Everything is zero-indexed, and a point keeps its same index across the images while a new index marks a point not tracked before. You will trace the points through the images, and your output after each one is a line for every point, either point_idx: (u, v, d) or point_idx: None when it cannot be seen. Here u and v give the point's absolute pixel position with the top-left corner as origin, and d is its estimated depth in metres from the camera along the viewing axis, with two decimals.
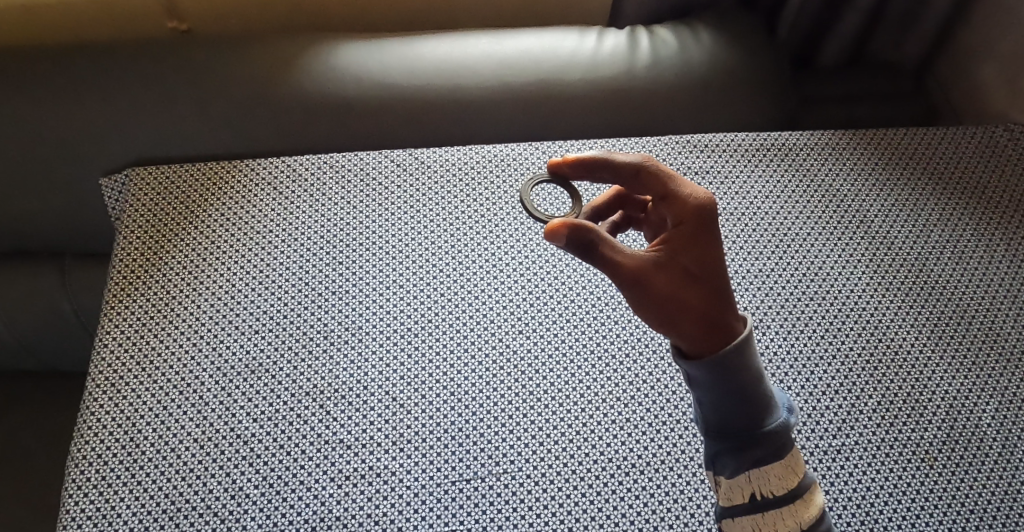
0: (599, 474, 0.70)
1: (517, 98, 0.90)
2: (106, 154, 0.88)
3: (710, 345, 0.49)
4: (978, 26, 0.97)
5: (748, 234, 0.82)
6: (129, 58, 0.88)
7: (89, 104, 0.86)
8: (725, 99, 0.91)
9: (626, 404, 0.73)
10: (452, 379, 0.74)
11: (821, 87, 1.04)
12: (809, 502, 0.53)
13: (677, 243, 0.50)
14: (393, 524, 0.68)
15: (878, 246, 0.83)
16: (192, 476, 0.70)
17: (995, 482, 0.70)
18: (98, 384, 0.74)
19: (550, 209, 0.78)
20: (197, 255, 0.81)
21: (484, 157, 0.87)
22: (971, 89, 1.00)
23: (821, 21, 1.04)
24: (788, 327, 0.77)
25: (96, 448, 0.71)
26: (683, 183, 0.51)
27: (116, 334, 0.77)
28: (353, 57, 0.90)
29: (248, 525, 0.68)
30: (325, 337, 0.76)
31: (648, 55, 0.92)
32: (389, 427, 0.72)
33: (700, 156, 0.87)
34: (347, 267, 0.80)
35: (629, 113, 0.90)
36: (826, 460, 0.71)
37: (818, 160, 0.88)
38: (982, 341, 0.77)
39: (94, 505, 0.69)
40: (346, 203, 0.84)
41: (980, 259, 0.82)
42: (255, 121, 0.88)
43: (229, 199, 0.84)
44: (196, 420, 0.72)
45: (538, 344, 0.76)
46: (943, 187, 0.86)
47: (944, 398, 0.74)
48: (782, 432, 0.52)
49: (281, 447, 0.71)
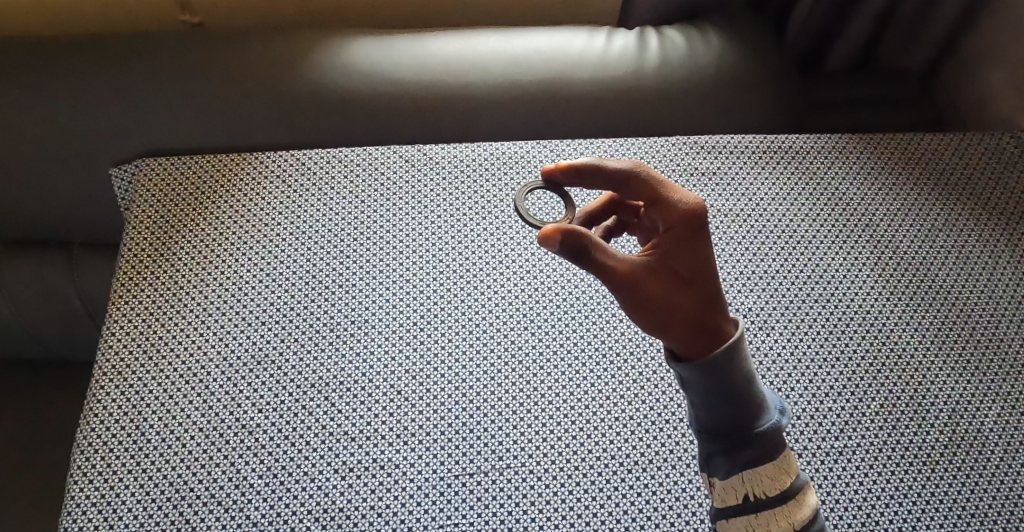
0: (600, 471, 0.70)
1: (525, 96, 0.90)
2: (119, 144, 0.89)
3: (699, 347, 0.50)
4: (988, 30, 0.97)
5: (752, 236, 0.83)
6: (141, 50, 0.89)
7: (101, 94, 0.87)
8: (733, 99, 0.91)
9: (628, 402, 0.74)
10: (454, 373, 0.75)
11: (830, 90, 1.04)
12: (801, 503, 0.53)
13: (667, 248, 0.50)
14: (396, 517, 0.69)
15: (883, 250, 0.83)
16: (198, 465, 0.71)
17: (996, 486, 0.71)
18: (105, 373, 0.75)
19: (539, 216, 0.79)
20: (207, 246, 0.82)
21: (491, 154, 0.88)
22: (979, 93, 0.99)
23: (831, 25, 1.04)
24: (791, 329, 0.77)
25: (102, 435, 0.72)
26: (673, 188, 0.52)
27: (123, 323, 0.78)
28: (363, 52, 0.91)
29: (251, 515, 0.69)
30: (330, 330, 0.77)
31: (657, 55, 0.92)
32: (393, 420, 0.73)
33: (706, 158, 0.87)
34: (352, 261, 0.81)
35: (637, 112, 0.90)
36: (826, 461, 0.71)
37: (825, 162, 0.88)
38: (985, 346, 0.77)
39: (100, 491, 0.70)
40: (353, 196, 0.84)
41: (986, 264, 0.82)
42: (265, 113, 0.88)
43: (240, 190, 0.85)
44: (202, 411, 0.73)
45: (541, 339, 0.77)
46: (948, 192, 0.86)
47: (945, 403, 0.74)
48: (774, 433, 0.52)
49: (286, 438, 0.72)
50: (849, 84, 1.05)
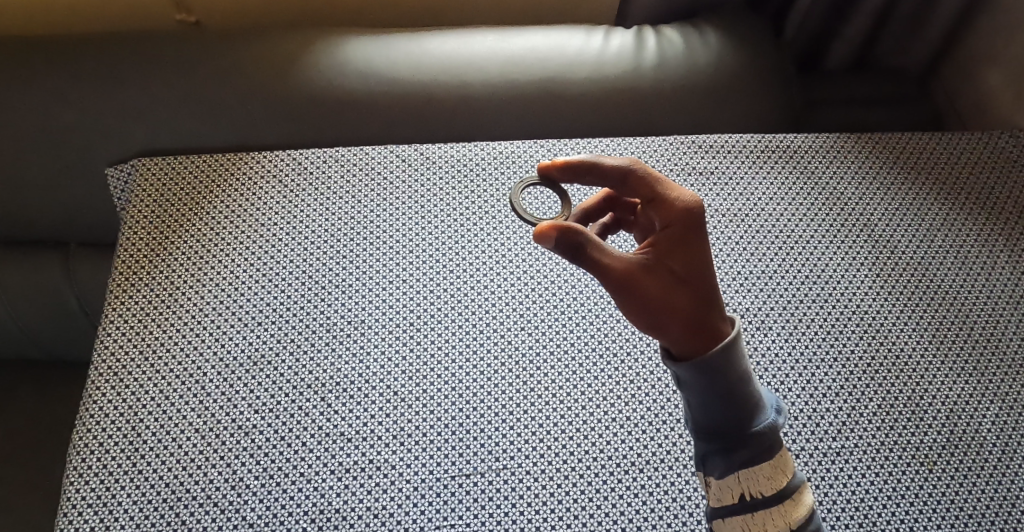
0: (598, 471, 0.70)
1: (523, 95, 0.90)
2: (116, 143, 0.89)
3: (696, 346, 0.50)
4: (986, 29, 0.97)
5: (750, 235, 0.82)
6: (138, 50, 0.89)
7: (98, 94, 0.87)
8: (731, 99, 0.91)
9: (626, 402, 0.73)
10: (451, 374, 0.75)
11: (828, 89, 1.04)
12: (798, 502, 0.53)
13: (664, 246, 0.50)
14: (392, 518, 0.68)
15: (881, 250, 0.82)
16: (194, 465, 0.71)
17: (994, 486, 0.70)
18: (101, 373, 0.75)
19: (539, 211, 0.79)
20: (203, 246, 0.81)
21: (488, 153, 0.87)
22: (978, 93, 0.99)
23: (829, 24, 1.04)
24: (789, 329, 0.77)
25: (98, 436, 0.72)
26: (670, 186, 0.52)
27: (119, 323, 0.78)
28: (360, 51, 0.91)
29: (247, 516, 0.69)
30: (327, 330, 0.77)
31: (655, 54, 0.92)
32: (389, 421, 0.72)
33: (704, 157, 0.87)
34: (349, 261, 0.81)
35: (635, 112, 0.90)
36: (825, 461, 0.71)
37: (824, 162, 0.88)
38: (983, 346, 0.77)
39: (95, 492, 0.70)
40: (350, 196, 0.84)
41: (984, 264, 0.82)
42: (262, 113, 0.88)
43: (236, 191, 0.84)
44: (198, 411, 0.73)
45: (539, 339, 0.77)
46: (947, 191, 0.86)
47: (943, 402, 0.74)
48: (770, 433, 0.52)
49: (282, 439, 0.72)
50: (847, 83, 1.05)
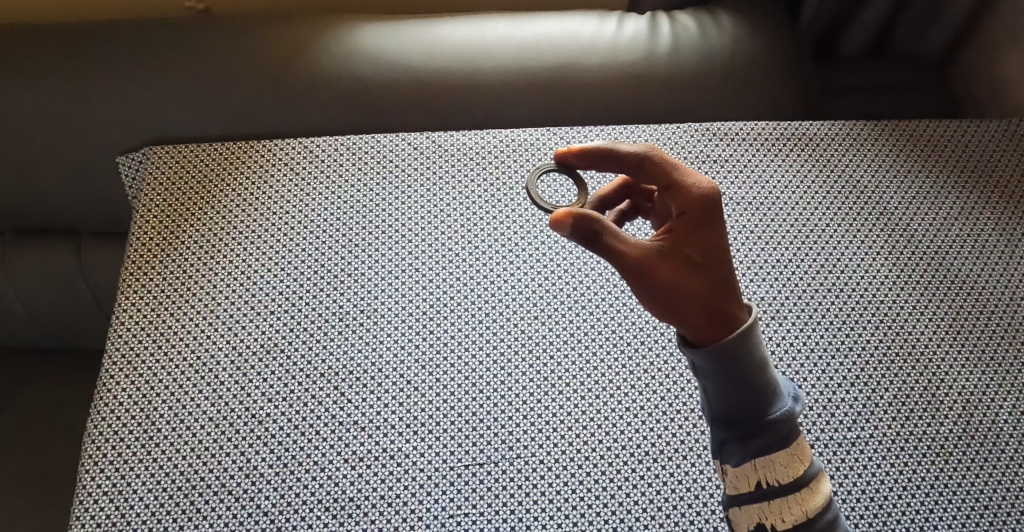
0: (612, 461, 0.70)
1: (535, 82, 0.89)
2: (130, 130, 0.89)
3: (712, 335, 0.50)
4: (1006, 16, 0.95)
5: (764, 223, 0.81)
6: (148, 39, 0.89)
7: (111, 82, 0.87)
8: (746, 87, 0.90)
9: (640, 391, 0.73)
10: (464, 363, 0.74)
11: (843, 77, 1.02)
12: (814, 491, 0.52)
13: (681, 233, 0.50)
14: (406, 507, 0.68)
15: (897, 238, 0.81)
16: (209, 453, 0.71)
17: (1010, 479, 0.70)
18: (114, 361, 0.75)
19: (552, 199, 0.78)
20: (214, 236, 0.81)
21: (502, 142, 0.87)
22: (996, 81, 0.98)
23: (845, 11, 1.03)
24: (805, 318, 0.76)
25: (112, 424, 0.73)
26: (688, 172, 0.51)
27: (133, 312, 0.78)
28: (371, 39, 0.90)
29: (262, 504, 0.69)
30: (339, 319, 0.77)
31: (668, 41, 0.91)
32: (402, 410, 0.72)
33: (718, 145, 0.86)
34: (359, 250, 0.80)
35: (648, 98, 0.89)
36: (838, 452, 0.70)
37: (839, 149, 0.86)
38: (1000, 335, 0.76)
39: (111, 480, 0.70)
40: (363, 186, 0.84)
41: (1001, 253, 0.81)
42: (273, 101, 0.88)
43: (246, 180, 0.84)
44: (212, 400, 0.73)
45: (553, 329, 0.76)
46: (964, 179, 0.85)
47: (960, 393, 0.73)
48: (786, 420, 0.52)
49: (295, 427, 0.72)
50: (862, 70, 1.03)
